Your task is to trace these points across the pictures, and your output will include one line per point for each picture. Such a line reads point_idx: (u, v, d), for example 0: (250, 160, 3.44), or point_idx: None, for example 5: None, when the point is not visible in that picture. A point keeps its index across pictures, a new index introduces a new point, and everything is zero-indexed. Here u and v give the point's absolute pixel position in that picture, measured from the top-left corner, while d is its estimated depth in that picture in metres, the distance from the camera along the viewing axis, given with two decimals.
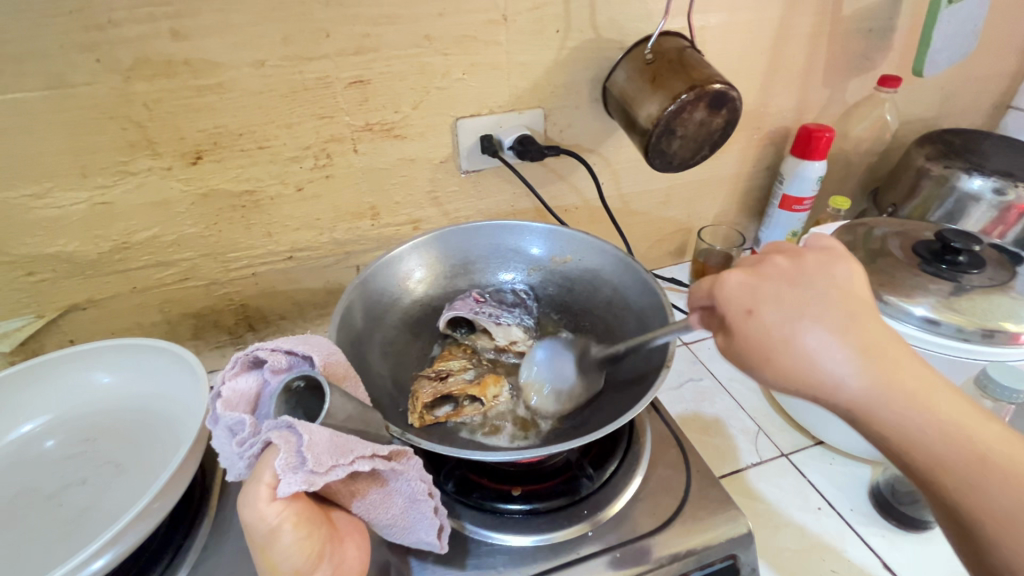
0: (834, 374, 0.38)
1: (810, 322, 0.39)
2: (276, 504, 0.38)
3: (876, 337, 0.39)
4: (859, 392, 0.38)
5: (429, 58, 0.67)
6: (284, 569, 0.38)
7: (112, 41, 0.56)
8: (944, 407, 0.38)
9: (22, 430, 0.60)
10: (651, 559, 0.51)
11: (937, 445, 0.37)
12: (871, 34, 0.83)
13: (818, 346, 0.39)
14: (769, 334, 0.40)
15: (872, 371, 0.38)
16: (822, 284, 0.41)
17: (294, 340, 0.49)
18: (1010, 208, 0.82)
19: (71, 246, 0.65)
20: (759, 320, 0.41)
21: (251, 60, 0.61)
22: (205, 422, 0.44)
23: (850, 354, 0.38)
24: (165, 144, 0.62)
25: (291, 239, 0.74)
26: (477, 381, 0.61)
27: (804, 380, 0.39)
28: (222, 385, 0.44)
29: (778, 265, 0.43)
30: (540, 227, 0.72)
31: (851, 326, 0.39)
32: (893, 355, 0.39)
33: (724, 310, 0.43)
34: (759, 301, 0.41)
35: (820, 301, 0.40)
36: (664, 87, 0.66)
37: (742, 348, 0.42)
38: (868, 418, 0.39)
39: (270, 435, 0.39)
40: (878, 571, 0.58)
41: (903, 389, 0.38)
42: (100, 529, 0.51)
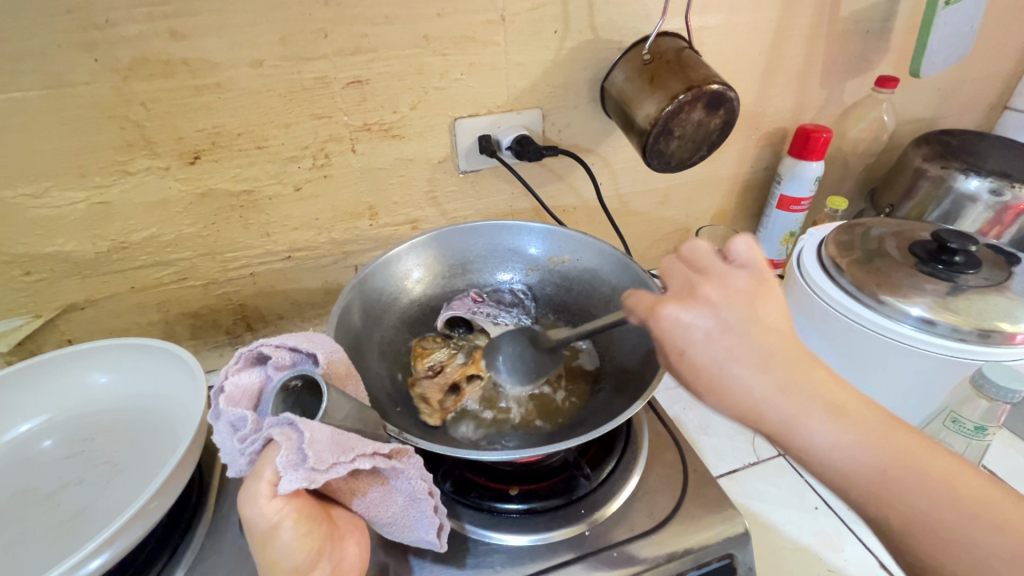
0: (758, 404, 0.41)
1: (734, 359, 0.41)
2: (276, 500, 0.38)
3: (794, 365, 0.41)
4: (782, 419, 0.40)
5: (428, 58, 0.67)
6: (283, 566, 0.38)
7: (110, 41, 0.56)
8: (863, 429, 0.40)
9: (20, 430, 0.60)
10: (639, 560, 0.51)
11: (861, 470, 0.39)
12: (869, 35, 0.83)
13: (740, 379, 0.41)
14: (699, 371, 0.43)
15: (791, 398, 0.40)
16: (748, 318, 0.42)
17: (298, 337, 0.50)
18: (1007, 209, 0.82)
19: (69, 245, 0.65)
20: (688, 359, 0.43)
21: (250, 60, 0.61)
22: (208, 417, 0.44)
23: (770, 383, 0.41)
24: (163, 144, 0.62)
25: (290, 238, 0.74)
26: (468, 361, 0.63)
27: (730, 409, 0.42)
28: (226, 380, 0.44)
29: (710, 301, 0.44)
30: (538, 227, 0.72)
31: (770, 357, 0.41)
32: (813, 384, 0.41)
33: (661, 348, 0.45)
34: (689, 341, 0.43)
35: (743, 337, 0.42)
36: (662, 87, 0.66)
37: (682, 381, 0.45)
38: (790, 441, 0.41)
39: (273, 433, 0.39)
40: (874, 570, 0.59)
41: (821, 411, 0.40)
42: (98, 528, 0.51)
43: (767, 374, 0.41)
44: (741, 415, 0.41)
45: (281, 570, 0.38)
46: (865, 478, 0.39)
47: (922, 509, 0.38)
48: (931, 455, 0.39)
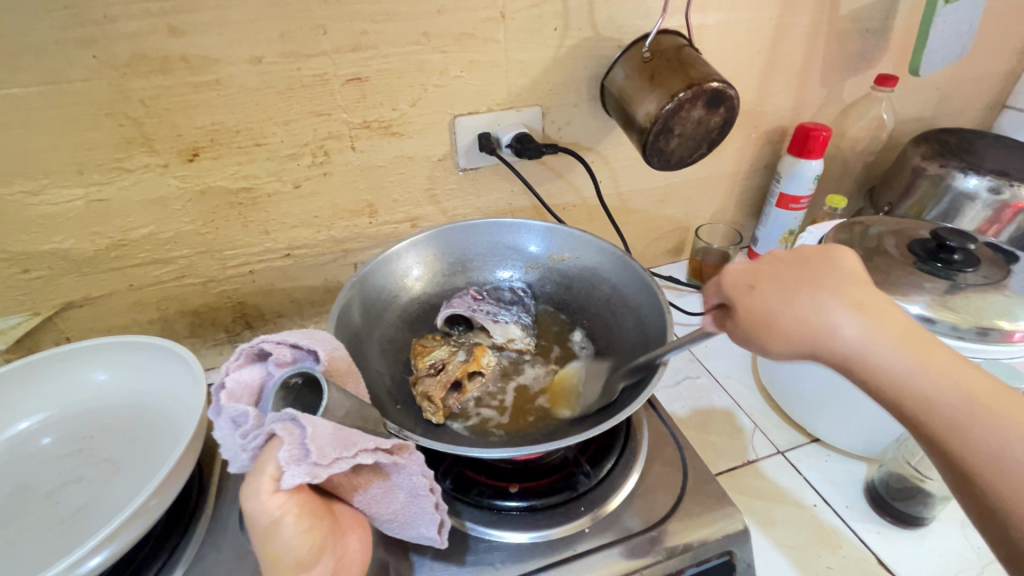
0: (834, 330, 0.41)
1: (808, 290, 0.42)
2: (278, 495, 0.38)
3: (876, 301, 0.42)
4: (856, 343, 0.40)
5: (427, 55, 0.67)
6: (285, 561, 0.38)
7: (109, 38, 0.55)
8: (946, 363, 0.39)
9: (19, 427, 0.60)
10: (644, 552, 0.51)
11: (943, 397, 0.38)
12: (868, 33, 0.83)
13: (810, 307, 0.42)
14: (766, 304, 0.44)
15: (870, 326, 0.40)
16: (819, 265, 0.44)
17: (300, 333, 0.49)
18: (1006, 207, 0.82)
19: (68, 243, 0.65)
20: (757, 294, 0.45)
21: (249, 57, 0.61)
22: (208, 411, 0.43)
23: (849, 312, 0.41)
24: (162, 142, 0.62)
25: (289, 236, 0.74)
26: (469, 357, 0.63)
27: (798, 340, 0.42)
28: (227, 376, 0.44)
29: (776, 254, 0.46)
30: (538, 225, 0.72)
31: (848, 290, 0.42)
32: (890, 316, 0.41)
33: (726, 289, 0.47)
34: (758, 278, 0.45)
35: (817, 272, 0.43)
36: (662, 85, 0.66)
37: (743, 322, 0.45)
38: (865, 371, 0.40)
39: (275, 428, 0.39)
40: (872, 567, 0.59)
41: (902, 341, 0.40)
42: (97, 526, 0.51)
43: (846, 305, 0.41)
44: (808, 345, 0.42)
45: (284, 564, 0.38)
46: (944, 404, 0.38)
47: (1006, 440, 0.36)
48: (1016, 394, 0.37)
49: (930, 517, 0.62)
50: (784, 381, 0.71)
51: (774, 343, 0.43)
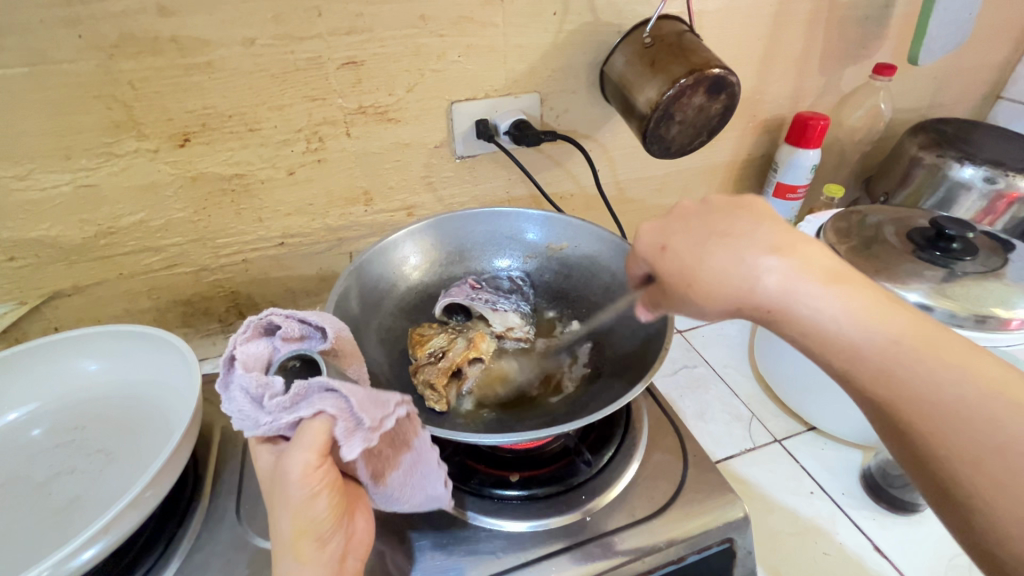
0: (753, 280, 0.40)
1: (721, 239, 0.42)
2: (319, 471, 0.38)
3: (785, 237, 0.41)
4: (778, 290, 0.39)
5: (424, 39, 0.65)
6: (309, 534, 0.39)
7: (95, 17, 0.54)
8: (874, 304, 0.38)
9: (8, 418, 0.58)
10: (620, 550, 0.50)
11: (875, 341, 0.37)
12: (867, 21, 0.83)
13: (730, 259, 0.41)
14: (683, 261, 0.43)
15: (787, 268, 0.39)
16: (727, 214, 0.43)
17: (308, 311, 0.49)
18: (1001, 197, 0.82)
19: (55, 230, 0.63)
20: (670, 251, 0.44)
21: (241, 39, 0.59)
22: (218, 388, 0.42)
23: (765, 256, 0.40)
24: (151, 126, 0.61)
25: (283, 224, 0.73)
26: (469, 344, 0.63)
27: (722, 296, 0.41)
28: (237, 347, 0.42)
29: (686, 205, 0.46)
30: (536, 214, 0.71)
31: (766, 233, 0.41)
32: (809, 255, 0.40)
33: (643, 250, 0.47)
34: (669, 236, 0.45)
35: (736, 224, 0.42)
36: (664, 71, 0.65)
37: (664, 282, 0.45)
38: (794, 318, 0.39)
39: (325, 408, 0.37)
40: (868, 552, 0.60)
41: (825, 284, 0.39)
42: (91, 518, 0.50)
43: (761, 250, 0.40)
44: (728, 300, 0.41)
45: (306, 538, 0.39)
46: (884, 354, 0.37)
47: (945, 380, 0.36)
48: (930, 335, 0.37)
49: (925, 503, 0.63)
50: (783, 365, 0.72)
51: (702, 299, 0.42)
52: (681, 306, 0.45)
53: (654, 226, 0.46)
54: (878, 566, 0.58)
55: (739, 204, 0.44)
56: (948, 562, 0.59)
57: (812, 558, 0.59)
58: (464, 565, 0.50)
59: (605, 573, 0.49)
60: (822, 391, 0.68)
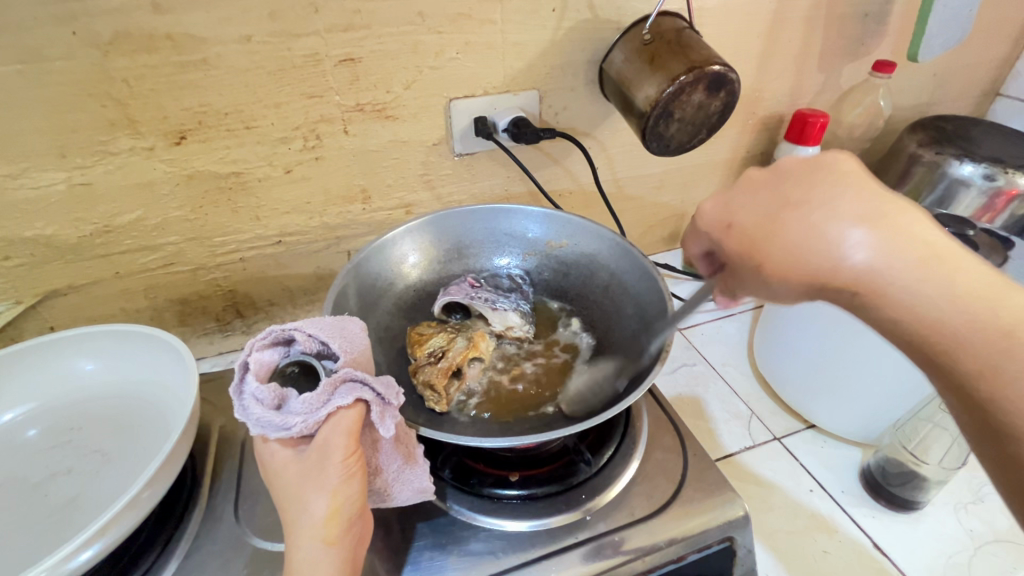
0: (836, 254, 0.38)
1: (795, 209, 0.40)
2: (354, 456, 0.42)
3: (881, 207, 0.38)
4: (865, 265, 0.37)
5: (423, 36, 0.65)
6: (341, 515, 0.42)
7: (89, 14, 0.53)
8: (977, 284, 0.36)
9: (4, 418, 0.58)
10: (621, 550, 0.50)
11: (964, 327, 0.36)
12: (867, 18, 0.82)
13: (806, 231, 0.39)
14: (748, 237, 0.42)
15: (875, 241, 0.37)
16: (807, 182, 0.40)
17: (328, 324, 0.48)
18: (1000, 194, 0.82)
19: (50, 229, 0.63)
20: (735, 228, 0.43)
21: (238, 36, 0.58)
22: (228, 395, 0.41)
23: (853, 227, 0.37)
24: (147, 124, 0.60)
25: (280, 223, 0.73)
26: (468, 344, 0.62)
27: (798, 271, 0.39)
28: (251, 357, 0.42)
29: (753, 174, 0.44)
30: (536, 211, 0.70)
31: (849, 201, 0.38)
32: (906, 223, 0.37)
33: (705, 230, 0.45)
34: (734, 211, 0.43)
35: (831, 188, 0.39)
36: (663, 68, 0.65)
37: (730, 257, 0.44)
38: (873, 291, 0.38)
39: (365, 395, 0.42)
40: (867, 550, 0.60)
41: (914, 260, 0.37)
42: (88, 519, 0.50)
43: (851, 221, 0.37)
44: (805, 279, 0.39)
45: (338, 518, 0.42)
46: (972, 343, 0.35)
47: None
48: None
49: (925, 501, 0.63)
50: (783, 362, 0.71)
51: (772, 276, 0.41)
52: (745, 285, 0.43)
53: (715, 204, 0.45)
54: (878, 564, 0.58)
55: (812, 168, 0.41)
56: (947, 560, 0.59)
57: (811, 557, 0.59)
58: (463, 565, 0.50)
59: (606, 572, 0.49)
60: (823, 388, 0.67)
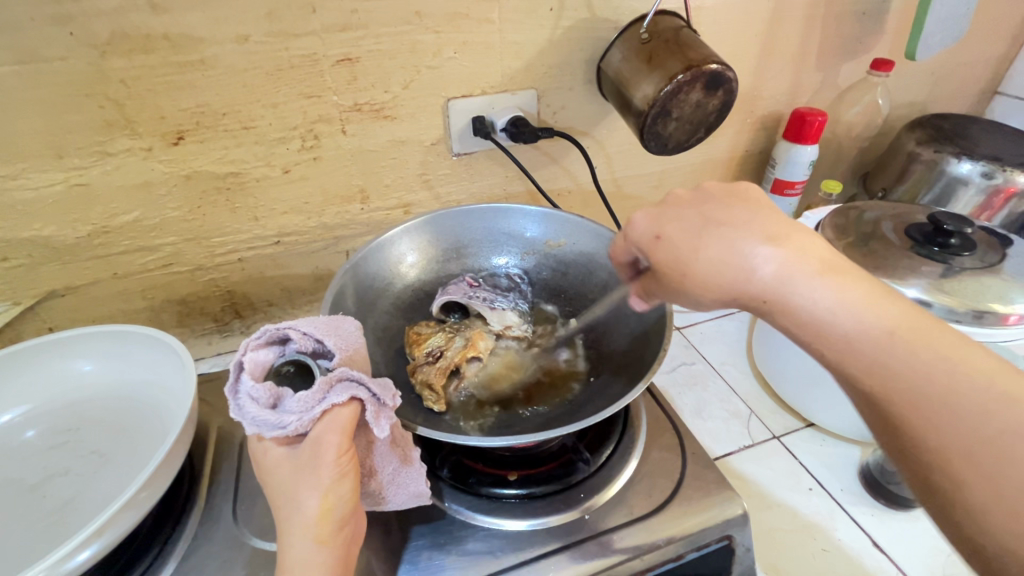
0: (749, 267, 0.40)
1: (718, 229, 0.42)
2: (348, 455, 0.42)
3: (780, 227, 0.41)
4: (776, 279, 0.39)
5: (420, 36, 0.65)
6: (333, 514, 0.42)
7: (86, 15, 0.53)
8: (860, 290, 0.38)
9: (2, 419, 0.58)
10: (618, 549, 0.50)
11: (857, 331, 0.37)
12: (864, 16, 0.82)
13: (724, 247, 0.41)
14: (676, 250, 0.43)
15: (783, 255, 0.39)
16: (724, 204, 0.44)
17: (324, 324, 0.48)
18: (999, 191, 0.82)
19: (48, 230, 0.63)
20: (664, 242, 0.44)
21: (235, 36, 0.58)
22: (223, 395, 0.41)
23: (761, 244, 0.40)
24: (145, 124, 0.60)
25: (279, 223, 0.73)
26: (466, 343, 0.63)
27: (719, 285, 0.41)
28: (245, 355, 0.42)
29: (679, 195, 0.46)
30: (535, 211, 0.70)
31: (757, 224, 0.41)
32: (799, 245, 0.40)
33: (638, 243, 0.46)
34: (663, 224, 0.45)
35: (705, 212, 0.43)
36: (661, 67, 0.65)
37: (658, 271, 0.45)
38: (784, 303, 0.39)
39: (360, 393, 0.42)
40: (866, 548, 0.60)
41: (818, 271, 0.39)
42: (86, 520, 0.50)
43: (756, 238, 0.40)
44: (722, 290, 0.41)
45: (330, 518, 0.42)
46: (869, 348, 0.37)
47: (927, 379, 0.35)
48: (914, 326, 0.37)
49: None
50: (781, 359, 0.71)
51: (690, 290, 0.43)
52: (674, 297, 0.45)
53: (646, 216, 0.46)
54: (877, 563, 0.58)
55: (731, 193, 0.44)
56: (946, 558, 0.59)
57: (810, 555, 0.59)
58: (462, 565, 0.49)
59: (604, 571, 0.49)
60: (821, 386, 0.67)
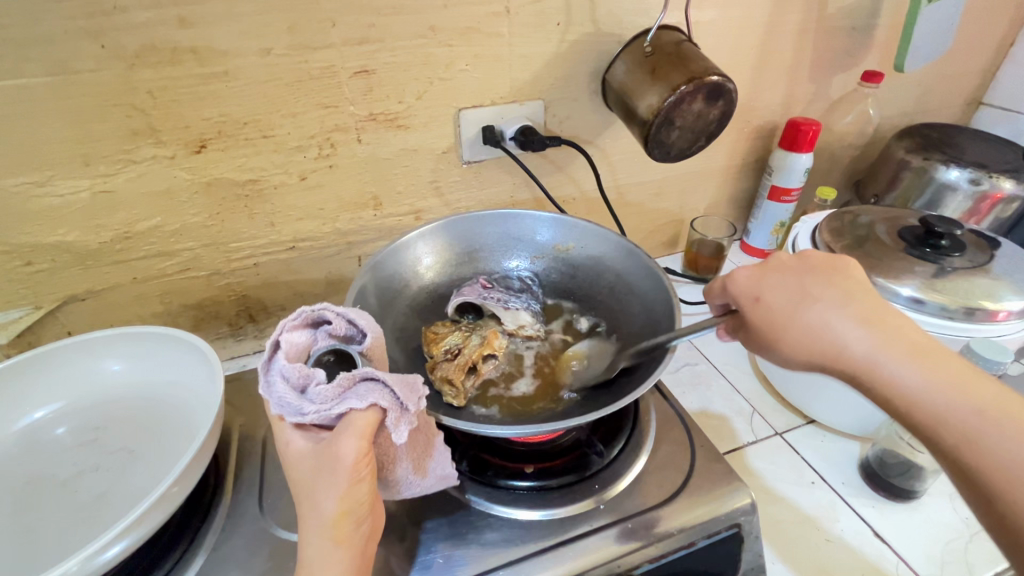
0: (840, 341, 0.46)
1: (815, 302, 0.48)
2: (363, 462, 0.42)
3: (881, 313, 0.46)
4: (864, 354, 0.45)
5: (433, 48, 0.68)
6: (348, 515, 0.43)
7: (117, 28, 0.55)
8: (950, 372, 0.43)
9: (34, 416, 0.59)
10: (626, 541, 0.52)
11: (947, 405, 0.42)
12: (854, 31, 0.86)
13: (821, 321, 0.47)
14: (773, 313, 0.49)
15: (874, 336, 0.45)
16: (825, 276, 0.49)
17: (360, 311, 0.52)
18: (985, 197, 0.86)
19: (71, 235, 0.65)
20: (760, 304, 0.50)
21: (258, 49, 0.61)
22: (258, 369, 0.45)
23: (854, 325, 0.46)
24: (169, 133, 0.62)
25: (294, 229, 0.75)
26: (483, 341, 0.64)
27: (808, 349, 0.47)
28: (281, 335, 0.45)
29: (783, 259, 0.51)
30: (546, 216, 0.73)
31: (854, 302, 0.47)
32: (890, 328, 0.45)
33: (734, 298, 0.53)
34: (763, 286, 0.51)
35: (804, 283, 0.49)
36: (664, 79, 0.68)
37: (752, 328, 0.52)
38: (878, 383, 0.45)
39: (381, 401, 0.42)
40: (868, 538, 0.62)
41: (909, 358, 0.44)
42: (117, 515, 0.51)
43: (849, 315, 0.46)
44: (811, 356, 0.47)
45: (346, 518, 0.43)
46: (956, 416, 0.41)
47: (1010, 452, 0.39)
48: (1004, 403, 0.41)
49: (922, 491, 0.65)
50: None
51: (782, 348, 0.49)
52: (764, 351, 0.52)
53: (747, 274, 0.52)
54: (880, 552, 0.60)
55: (831, 266, 0.49)
56: (944, 546, 0.61)
57: (814, 544, 0.61)
58: (481, 554, 0.51)
59: (613, 560, 0.51)
60: (820, 384, 0.70)
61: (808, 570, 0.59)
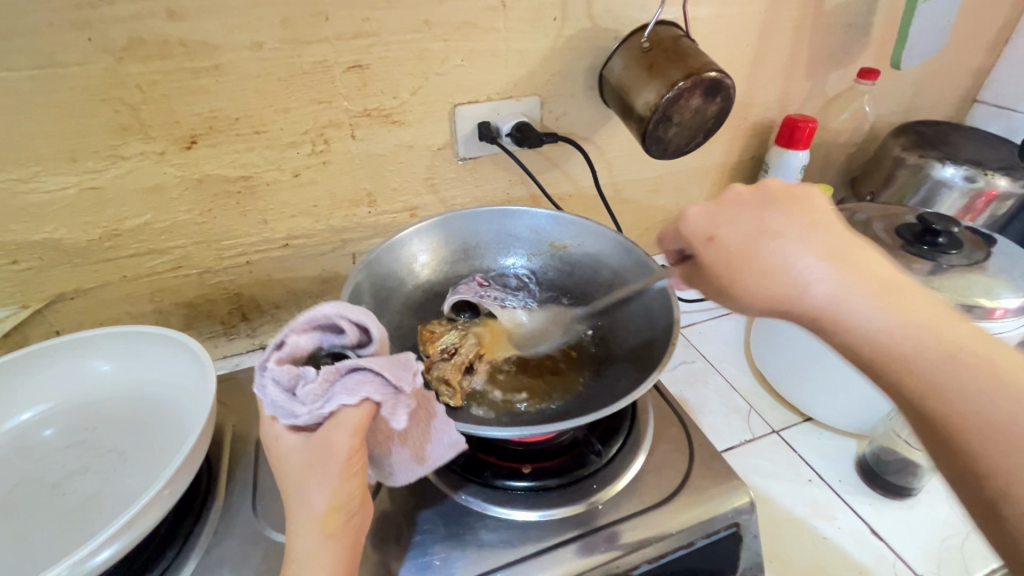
0: (798, 276, 0.44)
1: (774, 235, 0.46)
2: (354, 455, 0.42)
3: (842, 246, 0.45)
4: (822, 290, 0.43)
5: (428, 43, 0.67)
6: (339, 509, 0.43)
7: (105, 21, 0.54)
8: (911, 308, 0.41)
9: (22, 418, 0.58)
10: (624, 542, 0.52)
11: (911, 342, 0.40)
12: (851, 28, 0.86)
13: (776, 252, 0.45)
14: (730, 251, 0.48)
15: (832, 270, 0.43)
16: (784, 210, 0.47)
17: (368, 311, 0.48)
18: (980, 195, 0.86)
19: (59, 233, 0.63)
20: (716, 242, 0.49)
21: (249, 43, 0.60)
22: (253, 365, 0.44)
23: (814, 259, 0.44)
24: (158, 128, 0.61)
25: (287, 226, 0.74)
26: (479, 340, 0.64)
27: (766, 286, 0.45)
28: (280, 342, 0.44)
29: (740, 194, 0.51)
30: (542, 213, 0.72)
31: (813, 236, 0.45)
32: (850, 262, 0.44)
33: (691, 239, 0.51)
34: (717, 225, 0.50)
35: (761, 218, 0.48)
36: (661, 75, 0.68)
37: (709, 269, 0.50)
38: (836, 320, 0.43)
39: (373, 395, 0.41)
40: (864, 536, 0.62)
41: (870, 292, 0.42)
42: (107, 518, 0.50)
43: (808, 249, 0.44)
44: (768, 294, 0.45)
45: (337, 511, 0.43)
46: (921, 354, 0.40)
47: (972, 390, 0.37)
48: (967, 338, 0.39)
49: (918, 488, 0.65)
50: (778, 356, 0.74)
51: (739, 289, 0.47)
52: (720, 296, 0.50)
53: (702, 212, 0.51)
54: (877, 549, 0.61)
55: (791, 199, 0.48)
56: (941, 543, 0.61)
57: (811, 542, 0.61)
58: (478, 556, 0.50)
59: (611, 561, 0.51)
60: (817, 381, 0.70)
61: (805, 567, 0.59)
